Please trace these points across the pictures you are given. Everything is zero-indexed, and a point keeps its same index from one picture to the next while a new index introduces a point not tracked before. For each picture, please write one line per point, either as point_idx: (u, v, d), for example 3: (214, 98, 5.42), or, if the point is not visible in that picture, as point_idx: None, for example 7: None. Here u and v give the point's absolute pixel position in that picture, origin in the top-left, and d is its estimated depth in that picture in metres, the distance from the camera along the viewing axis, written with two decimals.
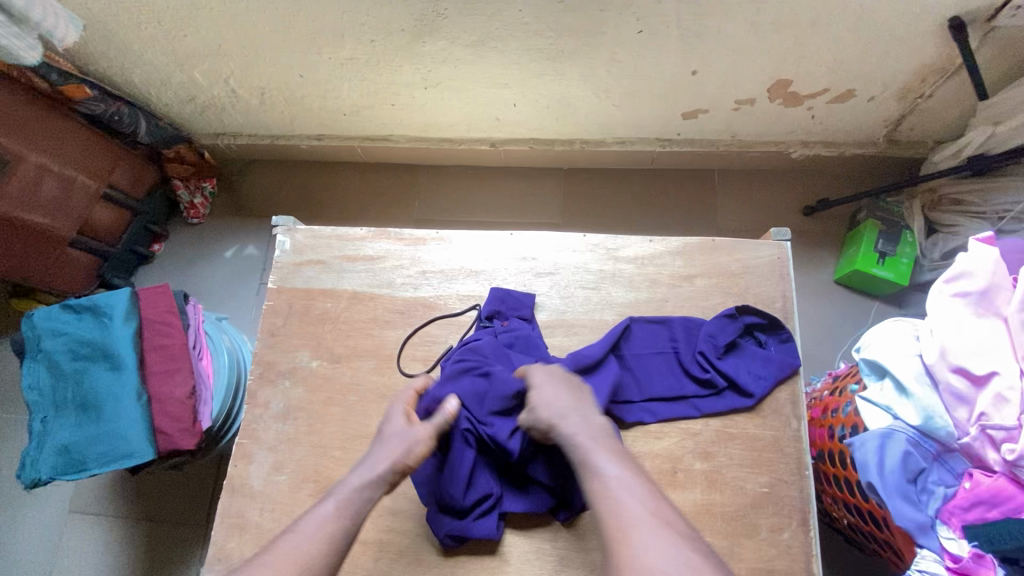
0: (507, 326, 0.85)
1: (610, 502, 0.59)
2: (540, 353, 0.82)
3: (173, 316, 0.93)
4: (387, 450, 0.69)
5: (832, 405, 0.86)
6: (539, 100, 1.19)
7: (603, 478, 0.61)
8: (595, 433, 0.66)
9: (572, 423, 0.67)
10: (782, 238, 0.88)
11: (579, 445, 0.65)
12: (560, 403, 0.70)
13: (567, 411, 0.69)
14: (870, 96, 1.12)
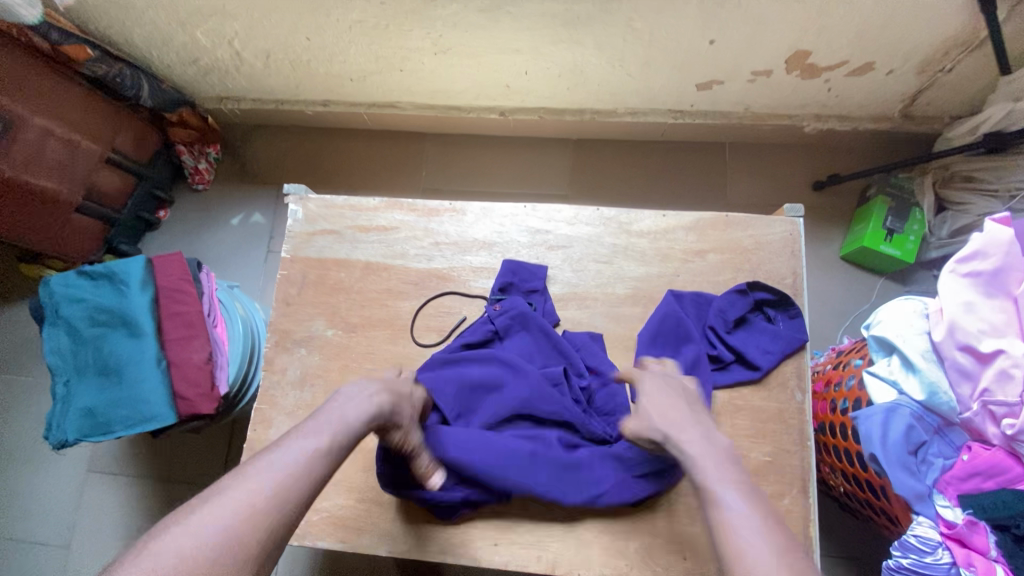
0: (501, 309, 0.85)
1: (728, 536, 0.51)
2: (540, 327, 0.83)
3: (187, 283, 0.93)
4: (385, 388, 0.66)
5: (835, 379, 0.89)
6: (550, 68, 1.17)
7: (725, 510, 0.53)
8: (718, 454, 0.59)
9: (691, 438, 0.61)
10: (796, 215, 0.88)
11: (691, 464, 0.58)
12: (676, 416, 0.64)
13: (687, 425, 0.62)
14: (889, 69, 1.10)
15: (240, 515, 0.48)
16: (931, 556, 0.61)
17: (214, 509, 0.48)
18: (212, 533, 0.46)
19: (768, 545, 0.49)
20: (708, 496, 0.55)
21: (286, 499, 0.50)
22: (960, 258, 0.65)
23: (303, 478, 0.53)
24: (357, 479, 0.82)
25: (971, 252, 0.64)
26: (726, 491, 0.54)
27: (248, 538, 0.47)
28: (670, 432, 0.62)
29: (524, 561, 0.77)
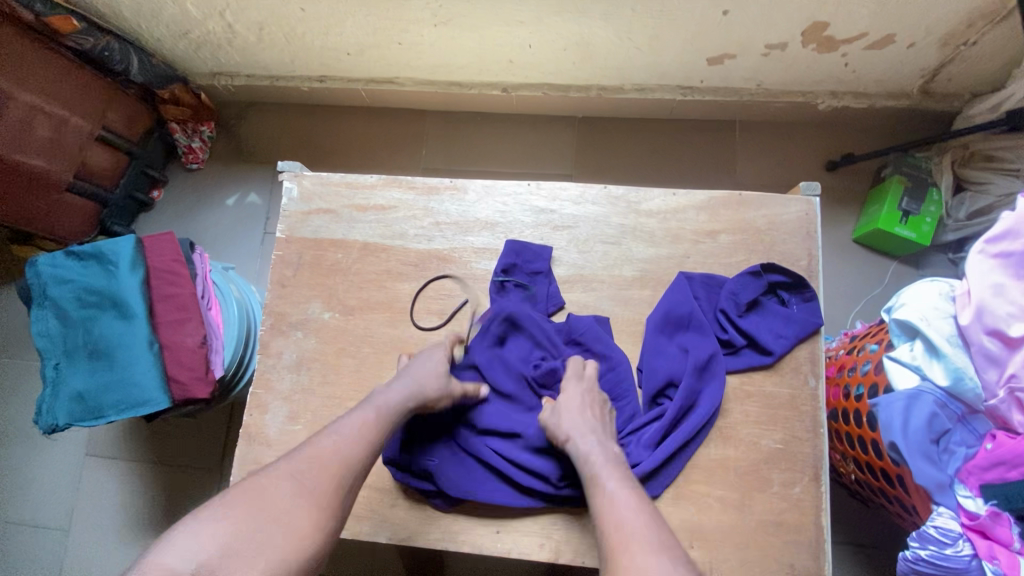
0: (496, 303, 0.82)
1: (613, 520, 0.59)
2: (534, 323, 0.81)
3: (180, 264, 0.90)
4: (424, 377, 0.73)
5: (848, 364, 0.86)
6: (556, 40, 1.12)
7: (607, 497, 0.62)
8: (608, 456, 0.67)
9: (587, 440, 0.68)
10: (812, 194, 0.84)
11: (586, 463, 0.66)
12: (581, 420, 0.71)
13: (586, 428, 0.70)
14: (911, 43, 1.05)
15: (317, 464, 0.60)
16: (951, 548, 0.58)
17: (299, 460, 0.60)
18: (297, 474, 0.59)
19: (640, 520, 0.59)
20: (594, 490, 0.64)
21: (349, 454, 0.62)
22: (990, 237, 0.62)
23: (355, 450, 0.63)
24: None
25: (1003, 231, 0.60)
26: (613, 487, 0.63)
27: (325, 479, 0.59)
28: (574, 436, 0.69)
29: (528, 549, 0.75)
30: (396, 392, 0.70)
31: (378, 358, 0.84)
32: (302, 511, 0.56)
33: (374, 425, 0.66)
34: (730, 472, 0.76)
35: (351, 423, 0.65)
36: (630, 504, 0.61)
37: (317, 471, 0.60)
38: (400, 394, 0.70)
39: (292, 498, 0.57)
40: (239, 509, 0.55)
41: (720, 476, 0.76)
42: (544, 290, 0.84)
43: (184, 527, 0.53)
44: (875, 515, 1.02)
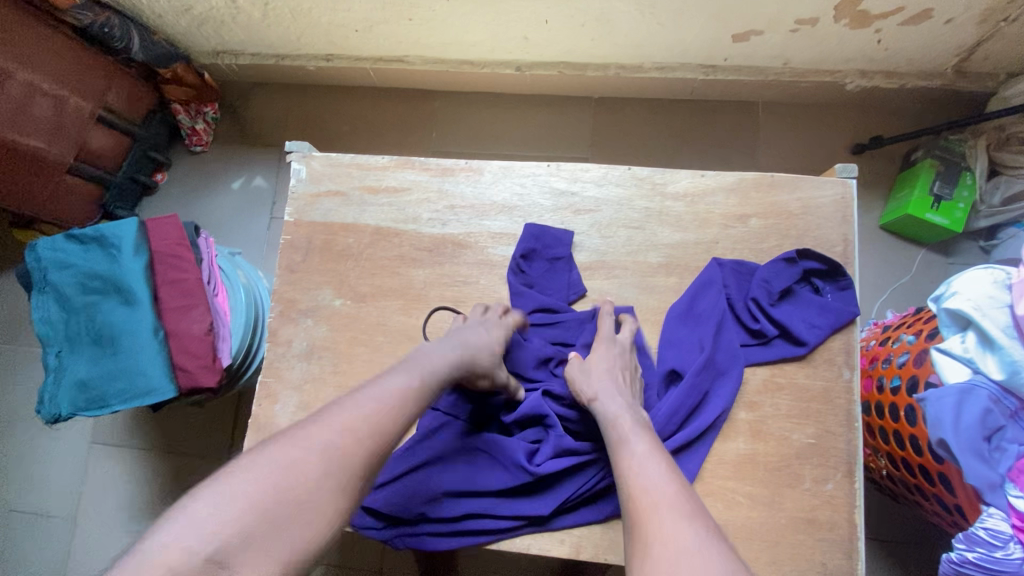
0: (518, 291, 0.80)
1: (637, 480, 0.59)
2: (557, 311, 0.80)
3: (185, 248, 0.87)
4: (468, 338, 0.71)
5: (882, 355, 0.82)
6: (574, 15, 1.07)
7: (631, 457, 0.61)
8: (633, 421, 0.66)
9: (614, 403, 0.68)
10: (848, 176, 0.79)
11: (611, 426, 0.66)
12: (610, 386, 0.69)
13: (613, 393, 0.69)
14: (949, 18, 1.00)
15: (351, 438, 0.56)
16: (1001, 550, 0.55)
17: (330, 429, 0.56)
18: (329, 447, 0.55)
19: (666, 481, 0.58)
20: (620, 452, 0.63)
21: (384, 427, 0.58)
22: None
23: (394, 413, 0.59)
24: None
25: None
26: (639, 453, 0.62)
27: (359, 453, 0.55)
28: (601, 401, 0.68)
29: (549, 545, 0.72)
30: (442, 357, 0.68)
31: (392, 347, 0.81)
32: (328, 489, 0.53)
33: (416, 393, 0.63)
34: (759, 467, 0.73)
35: (393, 387, 0.62)
36: (656, 469, 0.59)
37: (348, 442, 0.56)
38: (444, 360, 0.67)
39: (319, 475, 0.53)
40: (266, 478, 0.52)
41: (749, 472, 0.73)
42: (563, 277, 0.80)
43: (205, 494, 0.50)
44: (902, 510, 0.99)
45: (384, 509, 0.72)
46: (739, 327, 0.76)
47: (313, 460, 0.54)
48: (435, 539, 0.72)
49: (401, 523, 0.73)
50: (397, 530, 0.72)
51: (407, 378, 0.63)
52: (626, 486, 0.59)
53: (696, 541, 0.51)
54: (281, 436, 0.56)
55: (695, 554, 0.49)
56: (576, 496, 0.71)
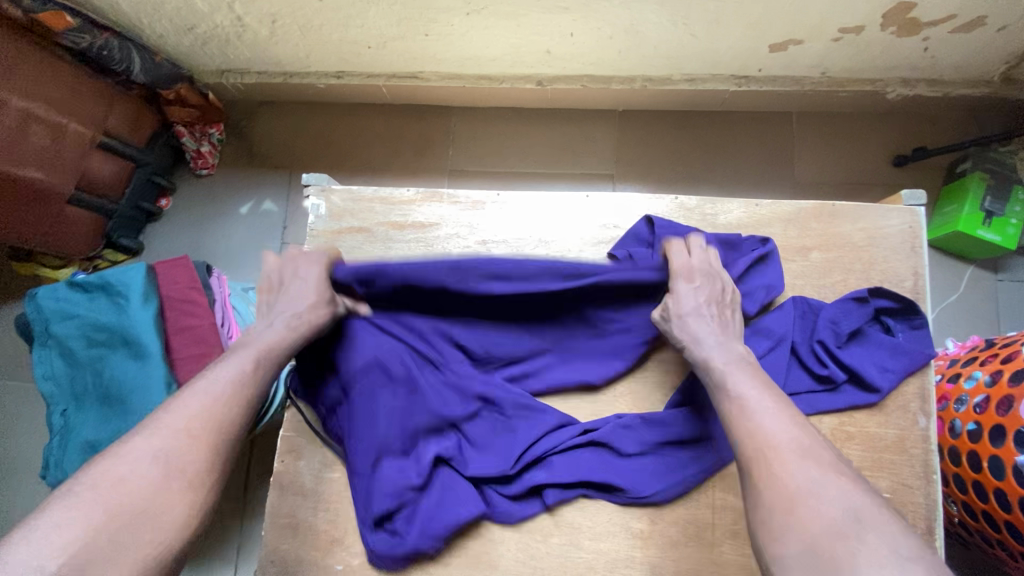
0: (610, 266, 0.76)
1: (750, 423, 0.56)
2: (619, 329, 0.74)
3: (197, 292, 0.81)
4: (287, 299, 0.70)
5: (954, 395, 0.76)
6: (601, 28, 1.01)
7: (740, 395, 0.58)
8: (733, 359, 0.62)
9: (709, 345, 0.64)
10: (916, 203, 0.73)
11: (713, 370, 0.62)
12: (704, 329, 0.65)
13: (709, 336, 0.64)
14: (1003, 25, 0.93)
15: (183, 436, 0.56)
16: None
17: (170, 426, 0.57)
18: (161, 450, 0.55)
19: (778, 418, 0.56)
20: (719, 393, 0.60)
21: (226, 417, 0.59)
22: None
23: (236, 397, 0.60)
24: None
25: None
26: (743, 382, 0.60)
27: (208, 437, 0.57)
28: (691, 343, 0.65)
29: None
30: (278, 333, 0.67)
31: None
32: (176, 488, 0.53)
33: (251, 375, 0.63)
34: None
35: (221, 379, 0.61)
36: (759, 409, 0.57)
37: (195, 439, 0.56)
38: (279, 336, 0.67)
39: (166, 480, 0.53)
40: (96, 493, 0.51)
41: None
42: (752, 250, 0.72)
43: (43, 525, 0.48)
44: (963, 551, 0.93)
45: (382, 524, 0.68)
46: (804, 373, 0.69)
47: (145, 469, 0.53)
48: (412, 516, 0.68)
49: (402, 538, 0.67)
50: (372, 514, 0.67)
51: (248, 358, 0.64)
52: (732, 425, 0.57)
53: (814, 483, 0.51)
54: (100, 455, 0.54)
55: (820, 503, 0.49)
56: (544, 450, 0.69)
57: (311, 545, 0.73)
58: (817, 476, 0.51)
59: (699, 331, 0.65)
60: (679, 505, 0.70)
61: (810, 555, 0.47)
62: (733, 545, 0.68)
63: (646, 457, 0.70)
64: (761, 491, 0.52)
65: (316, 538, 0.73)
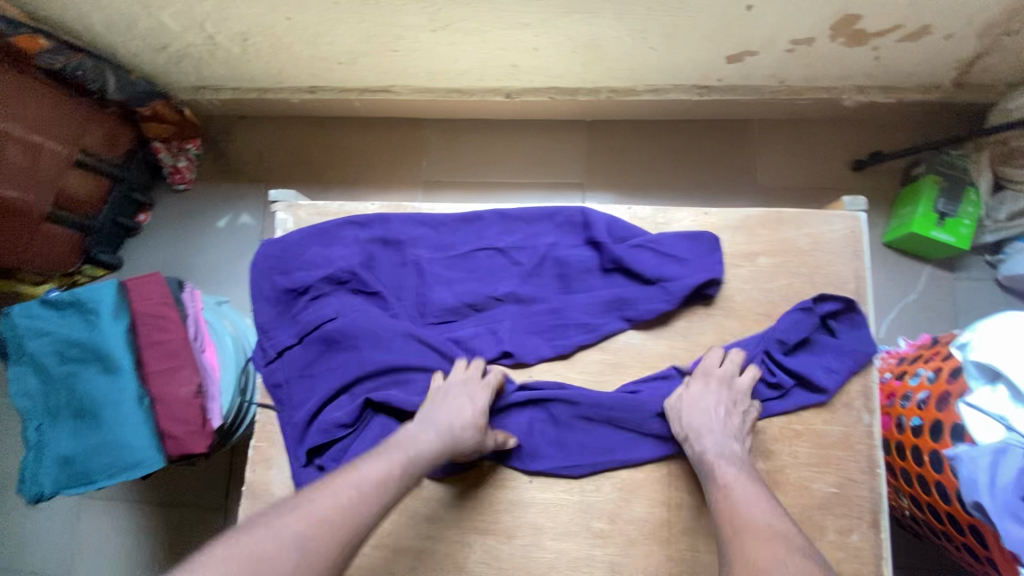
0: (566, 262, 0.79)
1: (730, 510, 0.60)
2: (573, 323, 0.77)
3: (168, 307, 0.83)
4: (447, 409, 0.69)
5: (902, 392, 0.79)
6: (563, 42, 1.05)
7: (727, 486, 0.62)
8: (728, 455, 0.65)
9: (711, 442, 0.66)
10: (858, 208, 0.77)
11: (705, 468, 0.65)
12: (714, 423, 0.67)
13: (714, 427, 0.66)
14: (947, 33, 0.97)
15: (319, 526, 0.57)
16: None
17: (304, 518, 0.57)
18: (300, 538, 0.56)
19: (757, 505, 0.60)
20: (709, 474, 0.64)
21: (354, 521, 0.59)
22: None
23: (369, 503, 0.60)
24: None
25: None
26: (731, 474, 0.63)
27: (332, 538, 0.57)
28: (692, 436, 0.67)
29: None
30: (428, 446, 0.66)
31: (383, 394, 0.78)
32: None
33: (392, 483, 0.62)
34: None
35: (371, 475, 0.62)
36: (745, 493, 0.61)
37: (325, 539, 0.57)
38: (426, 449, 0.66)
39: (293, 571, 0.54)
40: (237, 564, 0.53)
41: None
42: (709, 254, 0.75)
43: None
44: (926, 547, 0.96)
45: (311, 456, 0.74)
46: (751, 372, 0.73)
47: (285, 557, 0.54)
48: (344, 452, 0.74)
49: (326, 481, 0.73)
50: (306, 445, 0.74)
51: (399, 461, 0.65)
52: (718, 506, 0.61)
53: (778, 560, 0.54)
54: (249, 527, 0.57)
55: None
56: None
57: None
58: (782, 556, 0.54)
59: (700, 427, 0.67)
60: (636, 504, 0.72)
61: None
62: (691, 541, 0.71)
63: (580, 429, 0.74)
64: (733, 566, 0.55)
65: None
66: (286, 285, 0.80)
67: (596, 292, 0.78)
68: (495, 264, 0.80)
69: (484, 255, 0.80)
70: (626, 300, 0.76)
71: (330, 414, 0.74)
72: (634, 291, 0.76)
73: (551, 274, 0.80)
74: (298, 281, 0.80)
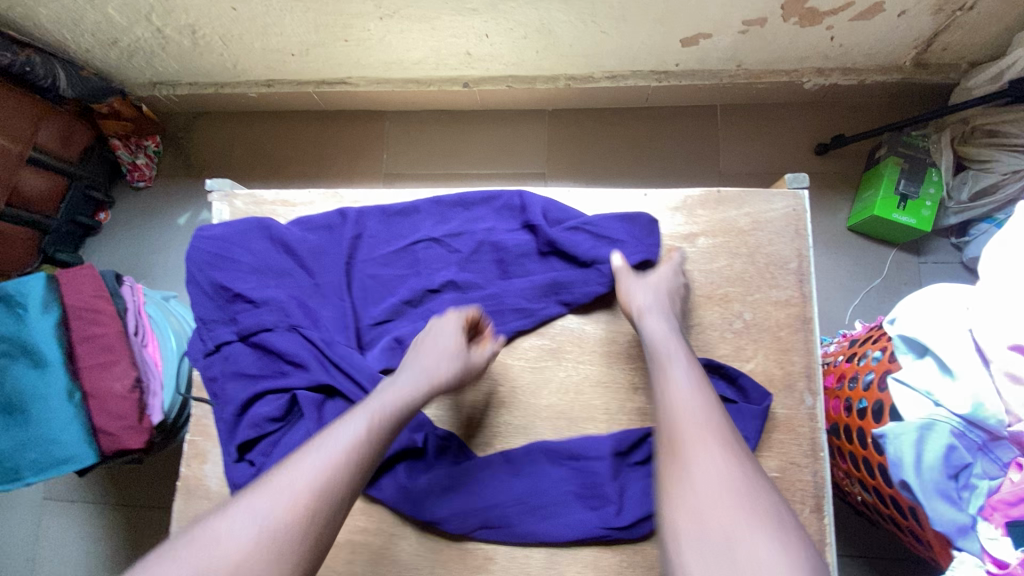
0: (504, 247, 0.77)
1: (673, 410, 0.56)
2: (510, 307, 0.74)
3: (103, 301, 0.82)
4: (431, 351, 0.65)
5: (850, 374, 0.77)
6: (514, 28, 1.03)
7: (677, 386, 0.58)
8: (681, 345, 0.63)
9: (661, 327, 0.64)
10: (799, 186, 0.75)
11: (658, 343, 0.63)
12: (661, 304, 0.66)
13: (665, 320, 0.65)
14: (902, 10, 0.95)
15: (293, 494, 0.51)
16: None
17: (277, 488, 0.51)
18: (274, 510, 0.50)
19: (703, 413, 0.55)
20: (661, 370, 0.60)
21: (335, 481, 0.53)
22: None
23: (349, 461, 0.54)
24: None
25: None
26: (679, 366, 0.60)
27: (313, 501, 0.51)
28: (644, 311, 0.66)
29: None
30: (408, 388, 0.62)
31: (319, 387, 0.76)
32: (262, 559, 0.47)
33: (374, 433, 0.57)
34: None
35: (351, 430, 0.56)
36: (692, 397, 0.56)
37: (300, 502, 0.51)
38: (409, 392, 0.61)
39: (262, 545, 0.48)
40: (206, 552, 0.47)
41: None
42: (645, 235, 0.73)
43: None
44: (868, 525, 0.98)
45: (243, 455, 0.72)
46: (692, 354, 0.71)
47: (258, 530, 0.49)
48: (272, 448, 0.71)
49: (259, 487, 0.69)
50: (236, 440, 0.71)
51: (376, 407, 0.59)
52: (668, 408, 0.56)
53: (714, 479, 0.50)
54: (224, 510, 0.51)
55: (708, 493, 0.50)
56: None
57: None
58: (715, 473, 0.51)
59: (652, 306, 0.66)
60: None
61: (715, 555, 0.46)
62: None
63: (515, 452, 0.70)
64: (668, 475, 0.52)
65: None
66: (219, 278, 0.76)
67: (535, 278, 0.75)
68: (436, 256, 0.78)
69: (426, 248, 0.79)
70: (563, 284, 0.74)
71: (258, 412, 0.71)
72: (571, 274, 0.74)
73: (490, 260, 0.78)
74: (228, 272, 0.77)
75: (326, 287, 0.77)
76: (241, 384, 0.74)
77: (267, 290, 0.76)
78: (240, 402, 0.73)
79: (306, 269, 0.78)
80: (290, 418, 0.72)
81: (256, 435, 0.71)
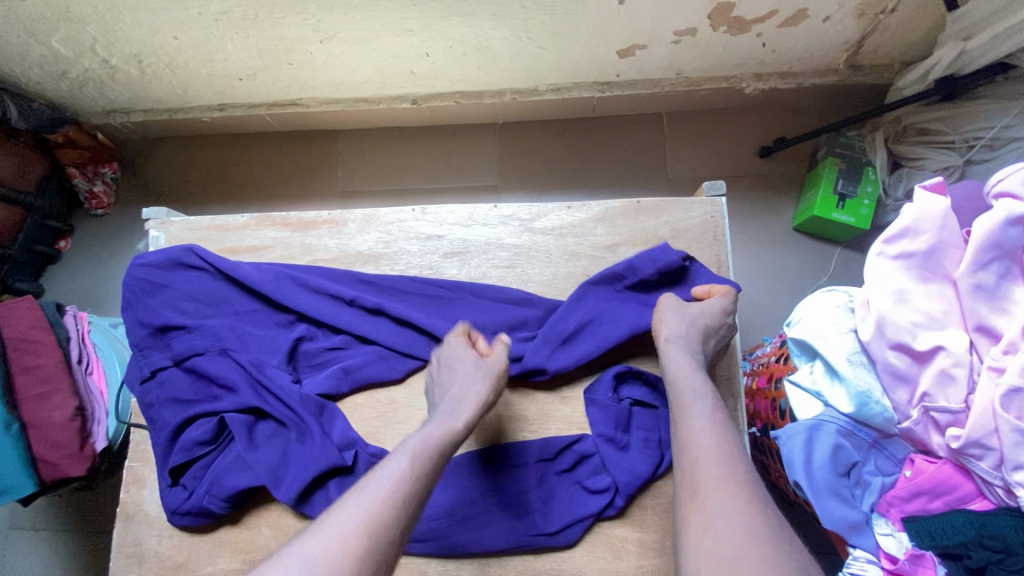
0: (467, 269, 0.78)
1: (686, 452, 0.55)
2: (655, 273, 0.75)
3: (41, 332, 0.84)
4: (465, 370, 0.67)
5: (775, 375, 0.77)
6: (451, 46, 1.04)
7: (689, 424, 0.57)
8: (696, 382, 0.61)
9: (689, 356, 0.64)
10: (718, 193, 0.79)
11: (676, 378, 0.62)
12: (679, 328, 0.67)
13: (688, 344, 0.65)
14: (826, 16, 0.96)
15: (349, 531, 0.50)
16: None
17: (324, 537, 0.50)
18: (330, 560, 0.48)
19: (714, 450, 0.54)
20: (678, 413, 0.59)
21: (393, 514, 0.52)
22: (924, 254, 0.55)
23: (399, 494, 0.53)
24: (243, 538, 0.73)
25: (978, 241, 0.52)
26: (692, 398, 0.59)
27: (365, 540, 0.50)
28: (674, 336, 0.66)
29: None
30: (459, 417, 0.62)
31: None
32: None
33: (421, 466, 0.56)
34: (648, 510, 0.69)
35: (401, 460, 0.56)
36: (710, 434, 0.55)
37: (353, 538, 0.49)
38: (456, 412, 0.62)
39: None
40: None
41: (640, 518, 0.69)
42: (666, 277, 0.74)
43: None
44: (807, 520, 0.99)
45: (176, 479, 0.73)
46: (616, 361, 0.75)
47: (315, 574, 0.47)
48: (204, 470, 0.72)
49: (195, 505, 0.71)
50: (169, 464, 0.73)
51: (416, 442, 0.58)
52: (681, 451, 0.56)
53: (726, 523, 0.48)
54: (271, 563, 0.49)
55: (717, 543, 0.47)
56: (332, 421, 0.73)
57: (156, 572, 0.73)
58: (733, 514, 0.48)
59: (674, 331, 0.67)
60: None
61: None
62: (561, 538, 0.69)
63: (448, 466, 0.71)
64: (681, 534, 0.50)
65: (161, 566, 0.73)
66: (151, 305, 0.77)
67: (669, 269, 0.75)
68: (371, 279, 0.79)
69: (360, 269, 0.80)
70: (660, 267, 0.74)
71: (188, 437, 0.73)
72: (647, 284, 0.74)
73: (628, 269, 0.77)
74: (161, 299, 0.78)
75: (262, 310, 0.79)
76: (173, 409, 0.75)
77: (202, 317, 0.77)
78: (170, 426, 0.74)
79: (239, 292, 0.79)
80: (219, 441, 0.73)
81: (189, 458, 0.73)
